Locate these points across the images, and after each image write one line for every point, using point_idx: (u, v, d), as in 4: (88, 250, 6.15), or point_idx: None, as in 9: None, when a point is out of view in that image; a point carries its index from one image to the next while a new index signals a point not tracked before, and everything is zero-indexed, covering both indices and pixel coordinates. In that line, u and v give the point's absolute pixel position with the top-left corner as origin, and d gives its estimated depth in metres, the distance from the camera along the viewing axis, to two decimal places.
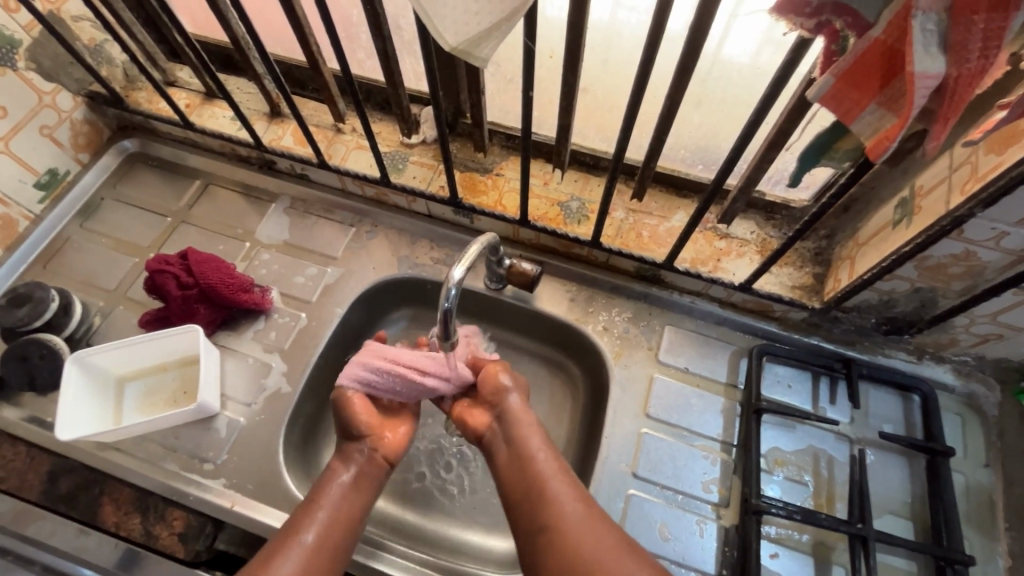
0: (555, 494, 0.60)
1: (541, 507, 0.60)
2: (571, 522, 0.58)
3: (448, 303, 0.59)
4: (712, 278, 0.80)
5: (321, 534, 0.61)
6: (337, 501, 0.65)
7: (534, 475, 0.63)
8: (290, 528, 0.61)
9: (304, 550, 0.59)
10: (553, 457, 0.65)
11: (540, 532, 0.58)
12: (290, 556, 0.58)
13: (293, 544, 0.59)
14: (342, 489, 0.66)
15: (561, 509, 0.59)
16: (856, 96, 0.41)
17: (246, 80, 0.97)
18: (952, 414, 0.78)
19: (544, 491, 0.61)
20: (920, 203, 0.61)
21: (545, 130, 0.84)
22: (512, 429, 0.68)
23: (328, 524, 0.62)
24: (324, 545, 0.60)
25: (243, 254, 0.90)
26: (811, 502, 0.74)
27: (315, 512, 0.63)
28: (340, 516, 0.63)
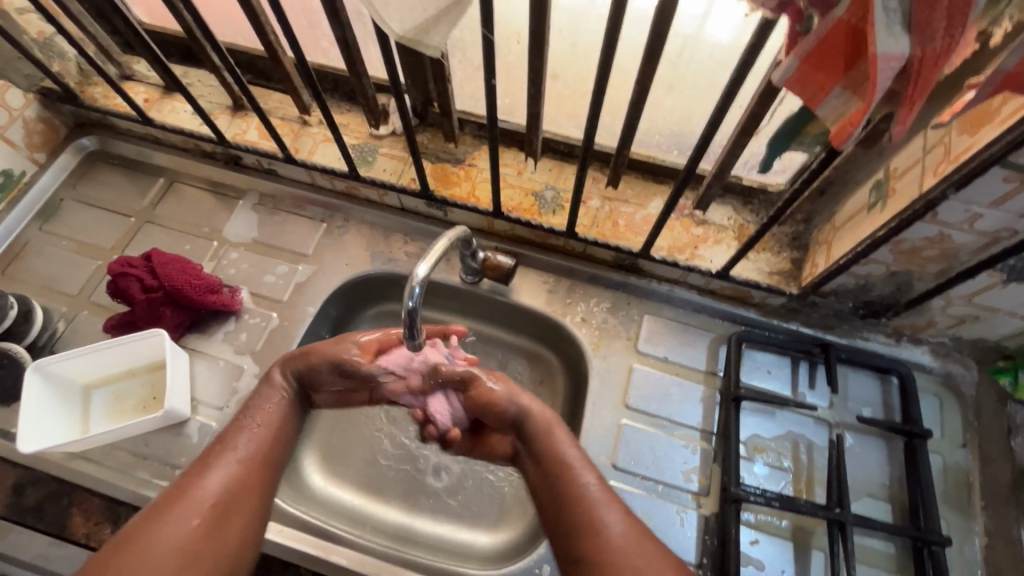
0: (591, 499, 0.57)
1: (587, 531, 0.55)
2: (617, 546, 0.54)
3: (412, 302, 0.58)
4: (689, 266, 0.79)
5: (253, 444, 0.61)
6: (273, 415, 0.64)
7: (570, 485, 0.58)
8: (225, 437, 0.61)
9: (236, 462, 0.59)
10: (588, 463, 0.61)
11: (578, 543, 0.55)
12: (220, 467, 0.58)
13: (226, 455, 0.59)
14: (272, 403, 0.66)
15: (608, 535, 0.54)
16: (820, 79, 0.40)
17: (207, 72, 0.94)
18: (929, 395, 0.78)
19: (581, 497, 0.57)
20: (894, 186, 0.60)
21: (516, 119, 0.82)
22: (544, 440, 0.63)
23: (263, 438, 0.62)
24: (258, 456, 0.61)
25: (210, 253, 0.88)
26: (791, 488, 0.74)
27: (247, 428, 0.62)
28: (273, 429, 0.64)
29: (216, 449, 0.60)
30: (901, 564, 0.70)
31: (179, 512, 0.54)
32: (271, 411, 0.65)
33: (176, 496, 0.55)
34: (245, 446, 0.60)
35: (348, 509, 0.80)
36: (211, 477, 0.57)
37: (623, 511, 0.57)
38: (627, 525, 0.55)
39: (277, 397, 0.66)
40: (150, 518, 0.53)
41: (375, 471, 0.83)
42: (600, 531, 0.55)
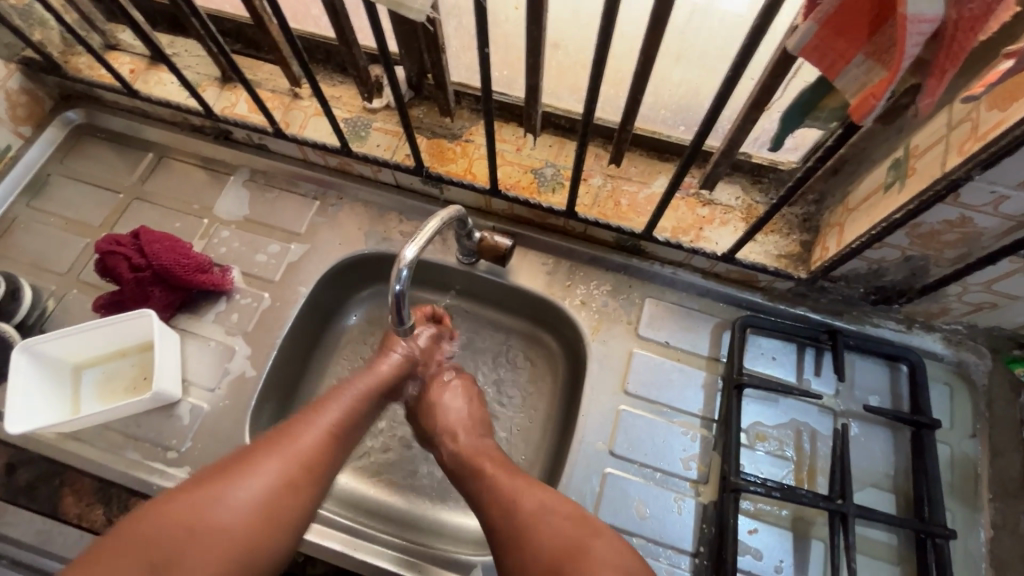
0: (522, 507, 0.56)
1: (506, 515, 0.56)
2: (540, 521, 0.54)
3: (400, 285, 0.56)
4: (693, 248, 0.76)
5: (344, 412, 0.61)
6: (368, 392, 0.64)
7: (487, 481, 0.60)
8: (316, 403, 0.61)
9: (326, 428, 0.59)
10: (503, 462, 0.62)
11: (504, 542, 0.55)
12: (311, 431, 0.58)
13: (315, 420, 0.59)
14: (373, 380, 0.65)
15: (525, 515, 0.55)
16: (840, 46, 0.36)
17: (194, 41, 0.90)
18: (939, 384, 0.76)
19: (501, 499, 0.57)
20: (914, 164, 0.56)
21: (515, 92, 0.78)
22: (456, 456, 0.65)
23: (351, 411, 0.62)
24: (342, 427, 0.60)
25: (200, 231, 0.85)
26: (792, 477, 0.72)
27: (340, 398, 0.62)
28: (364, 405, 0.63)
29: (309, 414, 0.60)
30: (903, 555, 0.68)
31: (257, 467, 0.54)
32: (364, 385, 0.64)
33: (253, 454, 0.56)
34: (332, 414, 0.60)
35: (340, 491, 0.80)
36: (300, 438, 0.57)
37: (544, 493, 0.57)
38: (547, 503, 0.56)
39: (374, 376, 0.65)
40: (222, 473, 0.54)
41: (370, 454, 0.82)
42: (513, 514, 0.56)
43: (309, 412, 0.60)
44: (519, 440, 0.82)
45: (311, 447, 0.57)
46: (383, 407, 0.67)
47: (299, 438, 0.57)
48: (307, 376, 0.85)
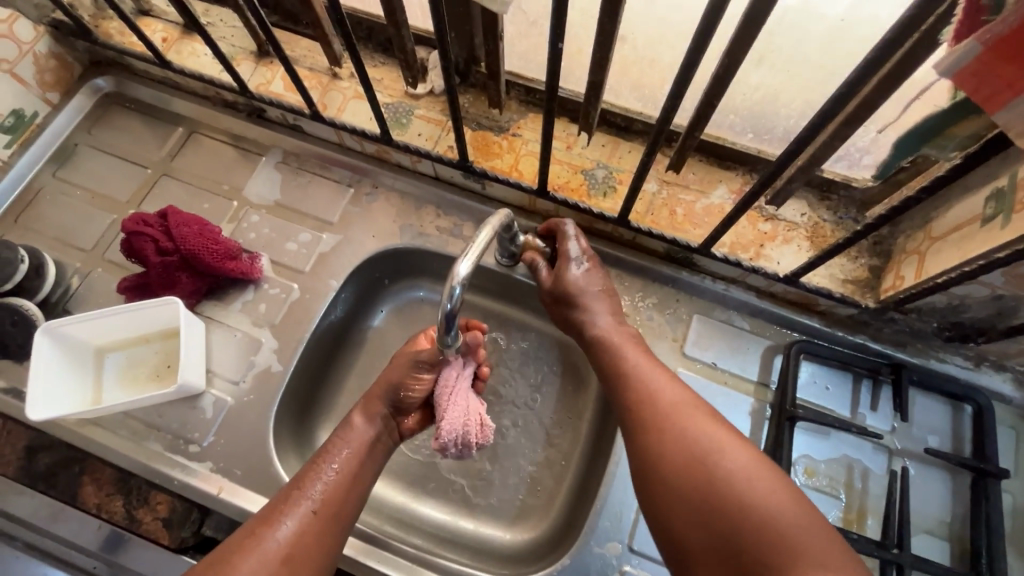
0: (697, 437, 0.51)
1: (674, 437, 0.52)
2: (706, 443, 0.50)
3: (451, 303, 0.51)
4: (753, 267, 0.70)
5: (333, 489, 0.56)
6: (356, 459, 0.59)
7: (658, 404, 0.56)
8: (300, 478, 0.56)
9: (309, 510, 0.54)
10: (672, 383, 0.58)
11: (677, 465, 0.50)
12: (294, 514, 0.53)
13: (298, 506, 0.54)
14: (355, 446, 0.60)
15: (694, 438, 0.51)
16: (1007, 77, 0.33)
17: (230, 11, 0.85)
18: (1005, 428, 0.71)
19: (673, 425, 0.53)
20: (1023, 199, 0.50)
21: (571, 86, 0.73)
22: (623, 375, 0.60)
23: (340, 489, 0.56)
24: (331, 506, 0.55)
25: (230, 215, 0.82)
26: (840, 517, 0.68)
27: (326, 467, 0.57)
28: (354, 480, 0.58)
29: (290, 492, 0.55)
30: None
31: (240, 565, 0.48)
32: (350, 456, 0.59)
33: (238, 541, 0.51)
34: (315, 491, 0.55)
35: None
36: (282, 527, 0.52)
37: (714, 424, 0.52)
38: (718, 433, 0.51)
39: (355, 436, 0.61)
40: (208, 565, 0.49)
41: (394, 457, 0.80)
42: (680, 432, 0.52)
43: (290, 491, 0.55)
44: (549, 454, 0.79)
45: (292, 535, 0.52)
46: (382, 462, 0.63)
47: (276, 525, 0.52)
48: (334, 372, 0.82)
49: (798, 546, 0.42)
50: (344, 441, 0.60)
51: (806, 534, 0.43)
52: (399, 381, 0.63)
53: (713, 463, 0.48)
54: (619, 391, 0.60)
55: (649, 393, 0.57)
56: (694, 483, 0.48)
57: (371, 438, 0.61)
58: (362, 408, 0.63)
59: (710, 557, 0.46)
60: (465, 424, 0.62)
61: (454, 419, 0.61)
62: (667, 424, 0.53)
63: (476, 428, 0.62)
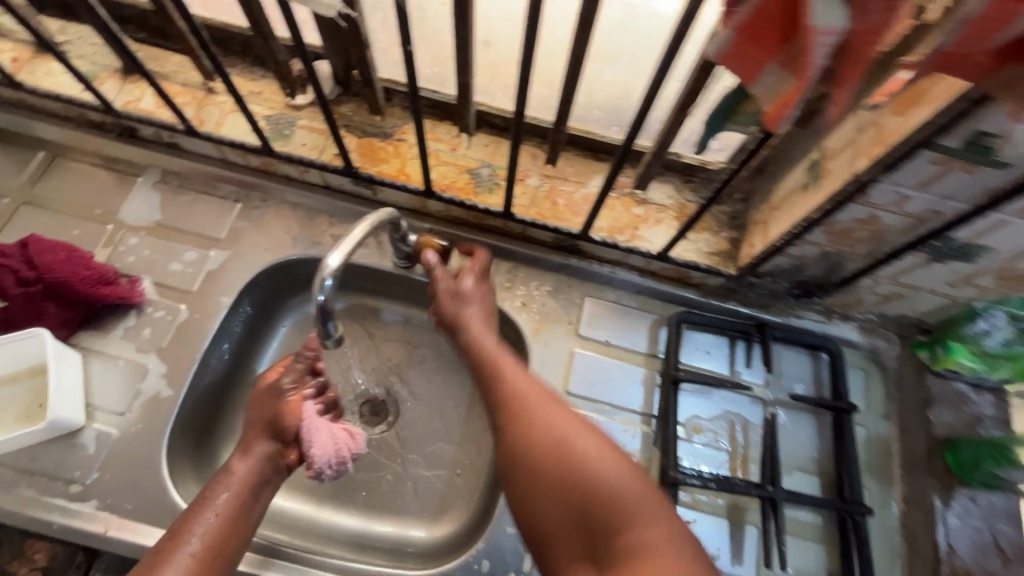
0: (546, 426, 0.55)
1: (528, 421, 0.56)
2: (555, 425, 0.55)
3: (322, 293, 0.53)
4: (629, 248, 0.76)
5: (214, 532, 0.54)
6: (238, 493, 0.57)
7: (511, 397, 0.59)
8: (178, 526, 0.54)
9: (192, 559, 0.52)
10: (524, 371, 0.62)
11: (533, 453, 0.54)
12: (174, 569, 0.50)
13: (176, 557, 0.51)
14: (240, 482, 0.58)
15: (545, 423, 0.55)
16: (754, 54, 0.36)
17: (89, 28, 0.81)
18: (856, 369, 0.81)
19: (528, 417, 0.57)
20: (828, 166, 0.59)
21: (448, 90, 0.76)
22: (480, 367, 0.63)
23: (223, 529, 0.55)
24: (217, 546, 0.53)
25: (104, 239, 0.78)
26: (727, 467, 0.74)
27: (207, 513, 0.55)
28: (236, 516, 0.56)
29: (164, 550, 0.52)
30: (826, 534, 0.72)
31: None
32: (233, 497, 0.57)
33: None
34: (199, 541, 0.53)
35: (273, 511, 0.75)
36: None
37: (562, 407, 0.57)
38: (565, 417, 0.56)
39: (238, 478, 0.58)
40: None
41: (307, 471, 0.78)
42: (533, 419, 0.56)
43: (166, 548, 0.52)
44: (462, 447, 0.80)
45: None
46: (269, 500, 0.61)
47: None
48: (235, 393, 0.79)
49: (635, 512, 0.49)
50: (225, 483, 0.58)
51: (643, 501, 0.50)
52: (277, 417, 0.63)
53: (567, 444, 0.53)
54: (484, 389, 0.61)
55: (502, 385, 0.60)
56: (548, 468, 0.53)
57: (257, 472, 0.60)
58: (242, 450, 0.61)
59: (562, 533, 0.52)
60: (336, 446, 0.64)
61: (323, 447, 0.63)
62: (527, 429, 0.56)
63: (346, 443, 0.65)
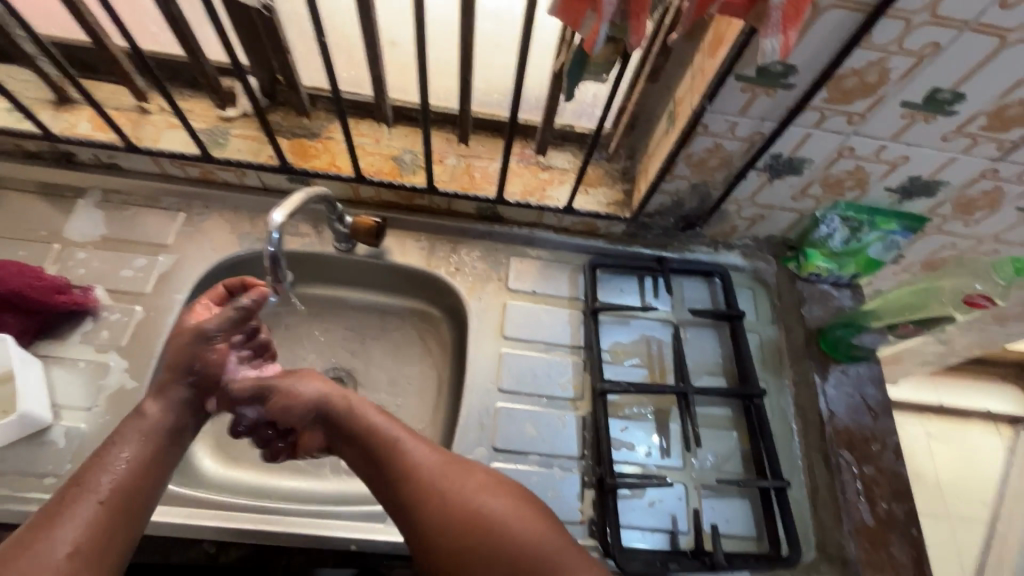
0: (425, 468, 0.67)
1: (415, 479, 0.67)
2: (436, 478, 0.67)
3: (273, 247, 0.63)
4: (540, 206, 0.89)
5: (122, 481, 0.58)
6: (144, 445, 0.62)
7: (381, 438, 0.70)
8: (81, 476, 0.58)
9: (98, 504, 0.56)
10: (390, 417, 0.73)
11: (423, 505, 0.65)
12: (76, 515, 0.55)
13: (80, 503, 0.56)
14: (150, 427, 0.63)
15: (428, 475, 0.67)
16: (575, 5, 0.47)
17: (22, 67, 0.87)
18: (744, 288, 0.94)
19: (403, 456, 0.68)
20: (678, 109, 0.73)
21: (366, 89, 0.87)
22: (351, 421, 0.72)
23: (129, 477, 0.59)
24: (125, 494, 0.58)
25: (53, 256, 0.82)
26: (647, 379, 0.86)
27: (114, 463, 0.59)
28: (142, 465, 0.60)
29: (69, 496, 0.56)
30: (736, 421, 0.84)
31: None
32: (140, 440, 0.62)
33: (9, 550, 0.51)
34: (104, 486, 0.57)
35: (242, 486, 0.80)
36: (62, 528, 0.53)
37: (437, 454, 0.69)
38: (440, 461, 0.68)
39: (151, 424, 0.63)
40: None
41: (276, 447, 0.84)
42: (418, 474, 0.67)
43: (71, 494, 0.56)
44: (422, 403, 0.91)
45: (79, 528, 0.54)
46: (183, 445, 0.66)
47: (56, 528, 0.53)
48: None
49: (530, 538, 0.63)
50: (128, 436, 0.61)
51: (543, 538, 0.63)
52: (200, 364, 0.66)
53: (455, 496, 0.65)
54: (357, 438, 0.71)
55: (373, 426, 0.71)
56: (446, 515, 0.64)
57: (165, 423, 0.64)
58: (155, 393, 0.65)
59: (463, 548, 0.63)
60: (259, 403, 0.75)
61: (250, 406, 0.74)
62: (410, 466, 0.67)
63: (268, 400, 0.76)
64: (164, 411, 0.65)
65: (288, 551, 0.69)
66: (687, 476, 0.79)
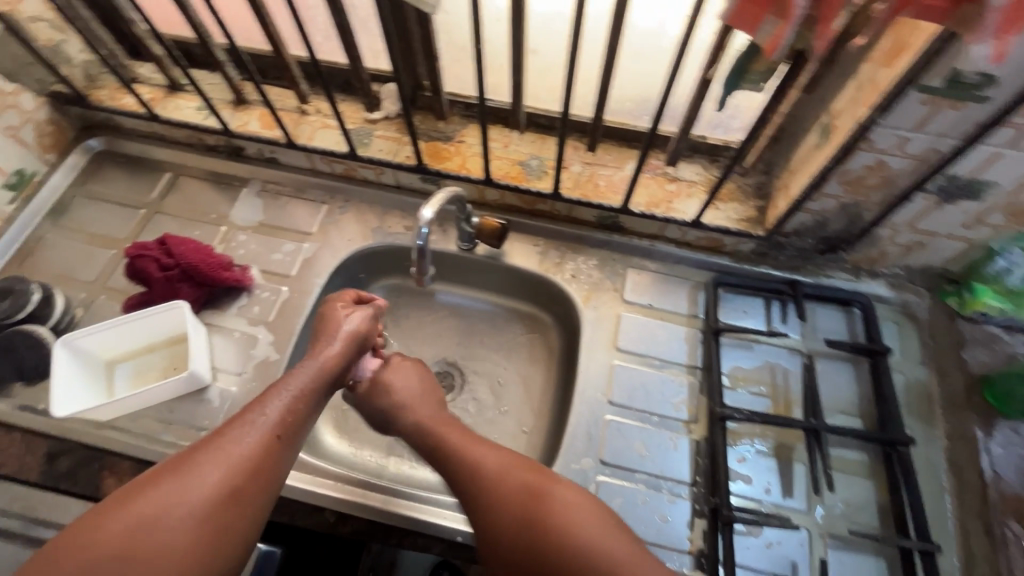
0: (482, 465, 0.64)
1: (469, 474, 0.64)
2: (492, 475, 0.63)
3: (421, 241, 0.70)
4: (666, 218, 0.86)
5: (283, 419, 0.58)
6: (303, 391, 0.62)
7: (440, 438, 0.69)
8: (250, 408, 0.59)
9: (268, 430, 0.57)
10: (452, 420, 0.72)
11: (477, 501, 0.62)
12: (252, 433, 0.56)
13: (254, 423, 0.57)
14: (316, 369, 0.65)
15: (484, 470, 0.64)
16: (754, 10, 0.47)
17: (210, 71, 1.00)
18: (889, 322, 0.86)
19: (458, 453, 0.67)
20: (836, 123, 0.68)
21: (501, 96, 0.90)
22: (416, 416, 0.73)
23: (289, 413, 0.59)
24: (284, 433, 0.58)
25: (220, 237, 0.93)
26: (771, 410, 0.80)
27: (280, 394, 0.61)
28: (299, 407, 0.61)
29: (244, 416, 0.58)
30: (874, 469, 0.76)
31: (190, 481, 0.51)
32: (307, 378, 0.64)
33: (177, 466, 0.52)
34: (275, 416, 0.58)
35: (359, 463, 0.85)
36: (236, 443, 0.54)
37: (499, 451, 0.66)
38: (499, 457, 0.65)
39: (321, 365, 0.65)
40: (138, 486, 0.50)
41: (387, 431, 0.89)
42: (473, 470, 0.64)
43: (248, 412, 0.58)
44: (527, 406, 0.91)
45: (252, 445, 0.55)
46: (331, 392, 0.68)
47: (229, 443, 0.54)
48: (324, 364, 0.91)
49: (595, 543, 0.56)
50: (291, 380, 0.63)
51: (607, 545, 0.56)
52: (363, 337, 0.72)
53: (502, 496, 0.61)
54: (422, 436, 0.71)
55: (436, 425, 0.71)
56: (497, 514, 0.60)
57: (328, 366, 0.66)
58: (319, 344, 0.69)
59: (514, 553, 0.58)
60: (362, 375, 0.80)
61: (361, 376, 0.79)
62: (467, 462, 0.65)
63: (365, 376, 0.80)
64: (323, 365, 0.66)
65: (396, 530, 0.72)
66: (812, 522, 0.72)
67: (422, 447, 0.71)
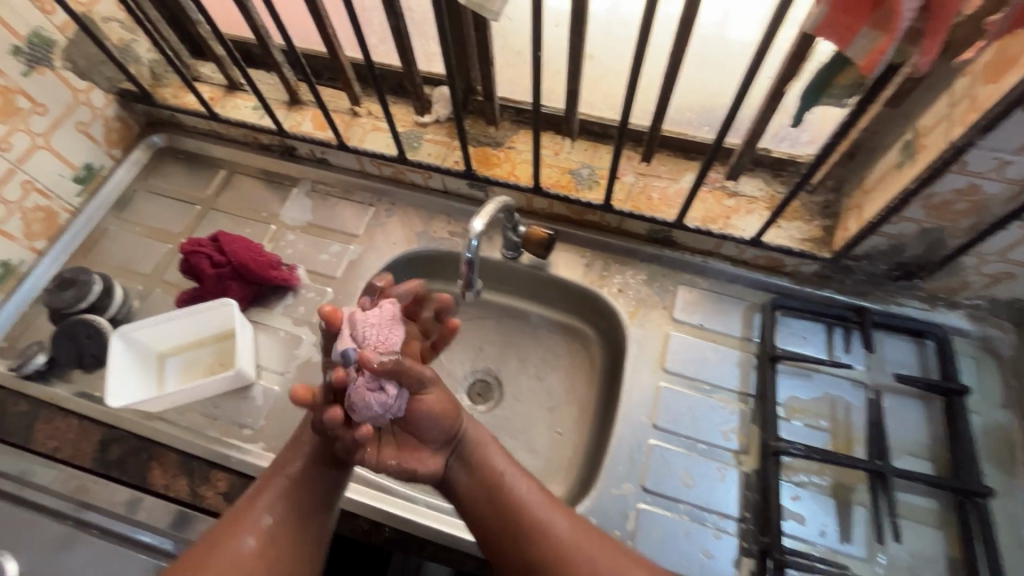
0: (559, 537, 0.60)
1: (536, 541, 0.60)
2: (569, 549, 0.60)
3: (470, 253, 0.69)
4: (723, 235, 0.82)
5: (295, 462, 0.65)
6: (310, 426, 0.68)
7: (508, 494, 0.62)
8: (249, 500, 0.62)
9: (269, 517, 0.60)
10: (522, 471, 0.65)
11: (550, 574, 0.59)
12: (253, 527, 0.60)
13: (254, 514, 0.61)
14: (294, 446, 0.66)
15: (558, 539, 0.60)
16: (849, 22, 0.45)
17: (267, 71, 1.01)
18: (967, 358, 0.79)
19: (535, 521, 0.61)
20: (923, 142, 0.62)
21: (554, 102, 0.88)
22: (478, 456, 0.64)
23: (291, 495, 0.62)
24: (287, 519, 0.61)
25: (270, 235, 0.95)
26: (830, 446, 0.75)
27: (279, 477, 0.63)
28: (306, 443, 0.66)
29: (241, 510, 0.61)
30: (945, 519, 0.70)
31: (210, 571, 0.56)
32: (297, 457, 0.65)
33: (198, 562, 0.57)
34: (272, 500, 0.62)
35: None
36: (247, 536, 0.59)
37: (570, 518, 0.62)
38: (575, 529, 0.61)
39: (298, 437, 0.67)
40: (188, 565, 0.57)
41: None
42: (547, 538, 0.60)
43: (243, 507, 0.61)
44: (564, 423, 0.88)
45: (255, 540, 0.59)
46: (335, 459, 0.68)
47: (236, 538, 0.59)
48: None
49: None
50: (281, 467, 0.64)
51: None
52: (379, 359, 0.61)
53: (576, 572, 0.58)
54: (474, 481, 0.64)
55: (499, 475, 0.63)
56: None
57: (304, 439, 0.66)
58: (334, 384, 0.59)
59: None
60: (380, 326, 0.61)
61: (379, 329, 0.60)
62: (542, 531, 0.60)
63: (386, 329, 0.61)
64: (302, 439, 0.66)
65: (428, 544, 0.71)
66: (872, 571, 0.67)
67: (473, 493, 0.63)
